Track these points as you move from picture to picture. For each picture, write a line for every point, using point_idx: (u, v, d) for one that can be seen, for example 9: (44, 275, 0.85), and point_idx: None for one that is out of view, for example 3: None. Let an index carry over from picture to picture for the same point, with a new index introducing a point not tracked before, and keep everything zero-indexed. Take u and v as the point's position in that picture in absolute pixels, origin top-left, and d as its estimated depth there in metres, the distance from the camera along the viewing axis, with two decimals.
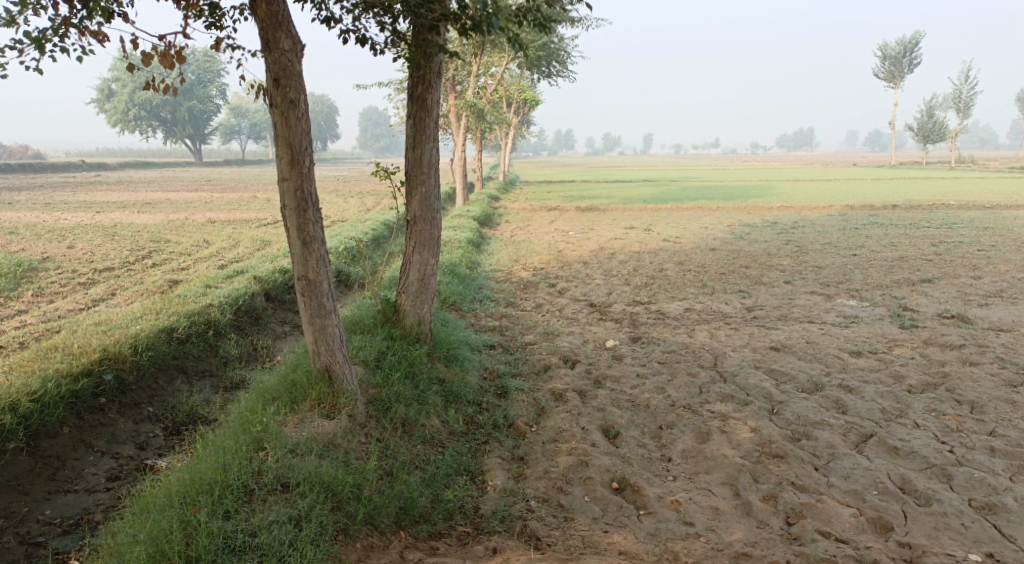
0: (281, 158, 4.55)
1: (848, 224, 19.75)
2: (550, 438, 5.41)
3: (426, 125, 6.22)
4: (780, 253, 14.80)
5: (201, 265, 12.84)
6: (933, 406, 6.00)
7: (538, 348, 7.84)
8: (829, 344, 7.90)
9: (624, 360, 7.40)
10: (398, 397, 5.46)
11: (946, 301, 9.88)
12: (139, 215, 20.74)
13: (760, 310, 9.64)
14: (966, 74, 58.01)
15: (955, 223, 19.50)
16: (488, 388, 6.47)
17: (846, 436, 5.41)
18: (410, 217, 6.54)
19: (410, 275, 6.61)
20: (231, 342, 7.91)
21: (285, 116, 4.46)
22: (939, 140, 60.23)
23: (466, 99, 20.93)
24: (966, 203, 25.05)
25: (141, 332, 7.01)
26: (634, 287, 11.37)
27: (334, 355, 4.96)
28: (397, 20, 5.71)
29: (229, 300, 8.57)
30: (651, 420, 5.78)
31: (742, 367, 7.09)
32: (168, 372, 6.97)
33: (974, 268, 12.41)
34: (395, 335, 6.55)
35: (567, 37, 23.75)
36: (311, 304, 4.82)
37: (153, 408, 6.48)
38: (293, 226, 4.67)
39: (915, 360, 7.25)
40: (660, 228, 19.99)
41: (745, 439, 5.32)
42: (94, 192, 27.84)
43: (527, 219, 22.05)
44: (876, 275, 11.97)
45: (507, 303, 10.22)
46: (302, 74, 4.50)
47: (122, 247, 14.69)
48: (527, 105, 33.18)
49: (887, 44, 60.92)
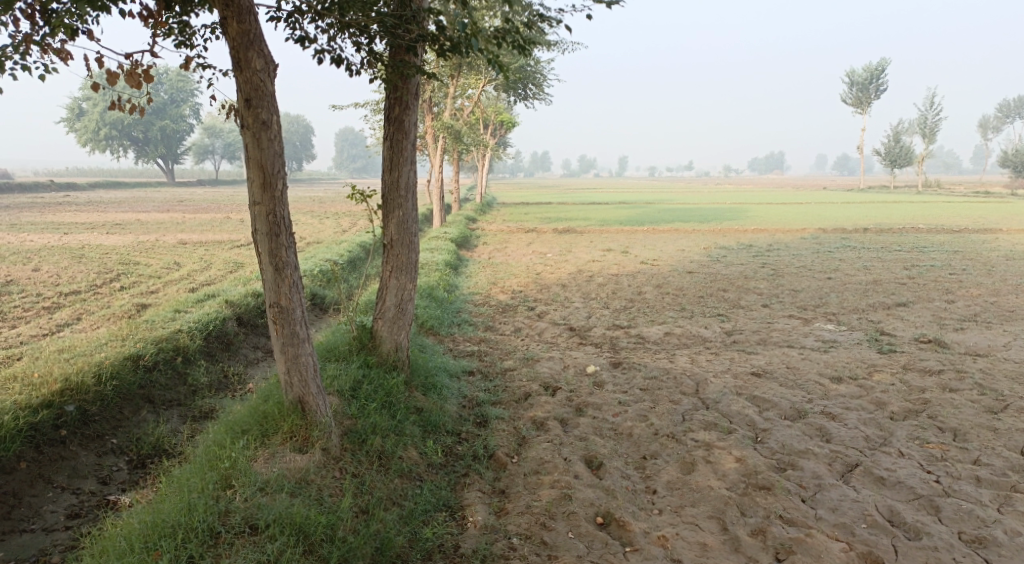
0: (253, 181, 4.39)
1: (822, 247, 20.02)
2: (531, 470, 5.25)
3: (403, 147, 6.11)
4: (757, 275, 14.89)
5: (170, 288, 12.50)
6: (915, 434, 5.99)
7: (518, 374, 7.69)
8: (810, 369, 7.88)
9: (605, 387, 7.29)
10: (375, 428, 5.27)
11: (922, 325, 9.97)
12: (108, 236, 20.26)
13: (740, 334, 9.63)
14: (931, 101, 59.83)
15: (925, 246, 19.88)
16: (467, 417, 6.30)
17: (832, 465, 5.35)
18: (387, 241, 6.39)
19: (387, 300, 6.44)
20: (200, 370, 7.63)
21: (257, 137, 4.31)
22: (906, 165, 61.82)
23: (444, 120, 20.95)
24: (935, 227, 25.63)
25: (106, 361, 6.73)
26: (613, 311, 11.31)
27: (307, 385, 4.76)
28: (373, 40, 5.61)
29: (199, 326, 8.30)
30: (635, 450, 5.66)
31: (724, 393, 7.01)
32: (134, 402, 6.67)
33: (947, 292, 12.60)
34: (371, 362, 6.35)
35: (543, 61, 23.95)
36: (284, 332, 4.63)
37: (117, 440, 6.17)
38: (265, 252, 4.50)
39: (895, 386, 7.26)
40: (637, 250, 20.07)
41: (730, 469, 5.22)
42: (61, 213, 27.21)
43: (504, 241, 21.99)
44: (852, 298, 12.08)
45: (485, 327, 10.07)
46: (274, 94, 4.37)
47: (89, 270, 14.28)
48: (504, 128, 33.35)
49: (855, 71, 62.65)
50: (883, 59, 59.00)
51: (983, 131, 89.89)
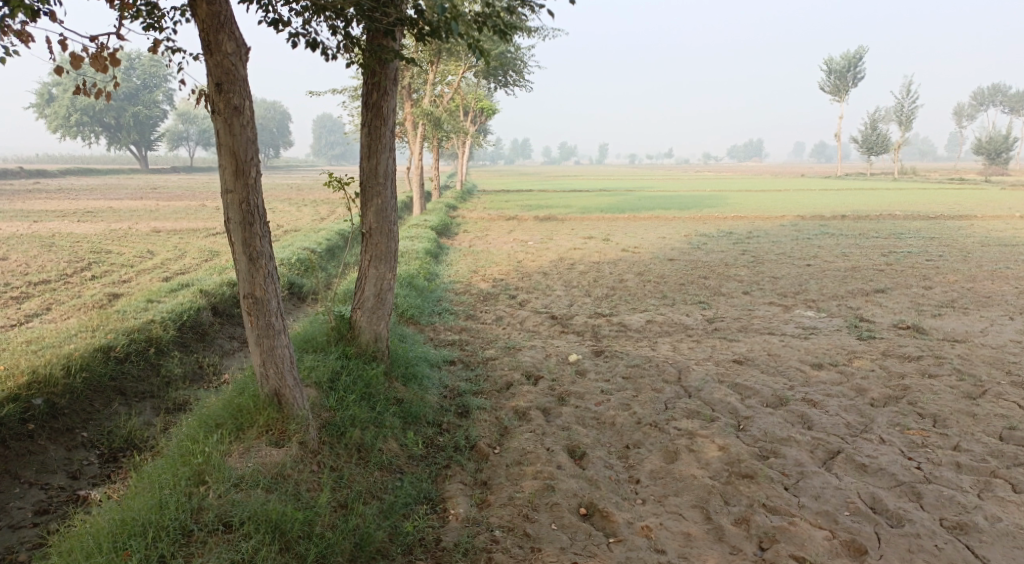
0: (225, 168, 4.24)
1: (801, 234, 20.17)
2: (514, 460, 5.18)
3: (382, 134, 5.96)
4: (737, 263, 14.95)
5: (144, 278, 12.24)
6: (896, 420, 6.02)
7: (499, 363, 7.61)
8: (791, 356, 7.90)
9: (587, 376, 7.24)
10: (354, 420, 5.16)
11: (900, 312, 10.06)
12: (80, 224, 19.80)
13: (721, 322, 9.63)
14: (908, 89, 60.48)
15: (902, 233, 20.10)
16: (448, 407, 6.21)
17: (814, 453, 5.36)
18: (366, 229, 6.25)
19: (366, 290, 6.30)
20: (174, 360, 7.46)
21: (228, 123, 4.15)
22: (882, 152, 62.55)
23: (422, 107, 20.71)
24: (911, 214, 25.97)
25: (75, 352, 6.53)
26: (595, 299, 11.27)
27: (284, 378, 4.63)
28: (350, 24, 5.44)
29: (173, 316, 8.11)
30: (618, 439, 5.62)
31: (706, 381, 7.00)
32: (104, 395, 6.49)
33: (924, 278, 12.73)
34: (350, 353, 6.23)
35: (523, 47, 23.75)
36: (259, 324, 4.49)
37: (87, 433, 6.00)
38: (238, 242, 4.35)
39: (876, 372, 7.30)
40: (618, 237, 20.07)
41: (713, 457, 5.20)
42: (31, 200, 26.57)
43: (485, 229, 21.87)
44: (832, 285, 12.16)
45: (466, 316, 9.98)
46: (247, 78, 4.21)
47: (60, 259, 13.94)
48: (484, 115, 33.13)
49: (832, 59, 63.16)
50: (860, 47, 59.50)
51: (957, 119, 91.10)
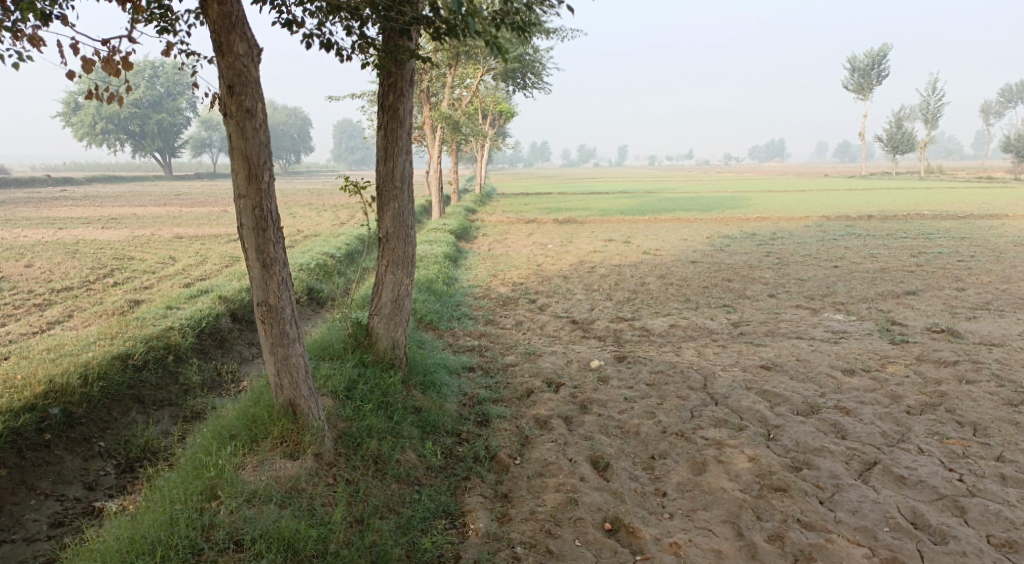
0: (238, 173, 4.14)
1: (826, 235, 19.76)
2: (535, 472, 5.02)
3: (398, 137, 5.85)
4: (762, 265, 14.65)
5: (165, 284, 12.28)
6: (935, 429, 5.76)
7: (520, 370, 7.45)
8: (821, 361, 7.63)
9: (610, 383, 7.04)
10: (371, 431, 5.03)
11: (933, 314, 9.72)
12: (104, 231, 20.02)
13: (746, 326, 9.38)
14: (934, 86, 59.33)
15: (931, 233, 19.60)
16: (467, 416, 6.07)
17: (849, 464, 5.12)
18: (382, 234, 6.13)
19: (383, 296, 6.18)
20: (193, 368, 7.41)
21: (240, 126, 4.05)
22: (908, 151, 61.41)
23: (441, 110, 20.63)
24: (940, 213, 25.38)
25: (93, 360, 6.50)
26: (616, 303, 11.06)
27: (298, 388, 4.51)
28: (365, 25, 5.33)
29: (192, 323, 8.06)
30: (643, 449, 5.43)
31: (733, 388, 6.77)
32: (123, 403, 6.45)
33: (957, 280, 12.34)
34: (367, 361, 6.11)
35: (541, 49, 23.61)
36: (273, 332, 4.38)
37: (104, 443, 5.95)
38: (252, 247, 4.25)
39: (910, 378, 7.02)
40: (639, 240, 19.83)
41: (743, 469, 4.99)
42: (58, 208, 27.00)
43: (504, 232, 21.75)
44: (860, 287, 11.82)
45: (486, 321, 9.83)
46: (259, 81, 4.11)
47: (83, 265, 14.06)
48: (503, 118, 33.07)
49: (855, 57, 62.19)
50: (885, 44, 58.56)
51: (985, 116, 89.21)
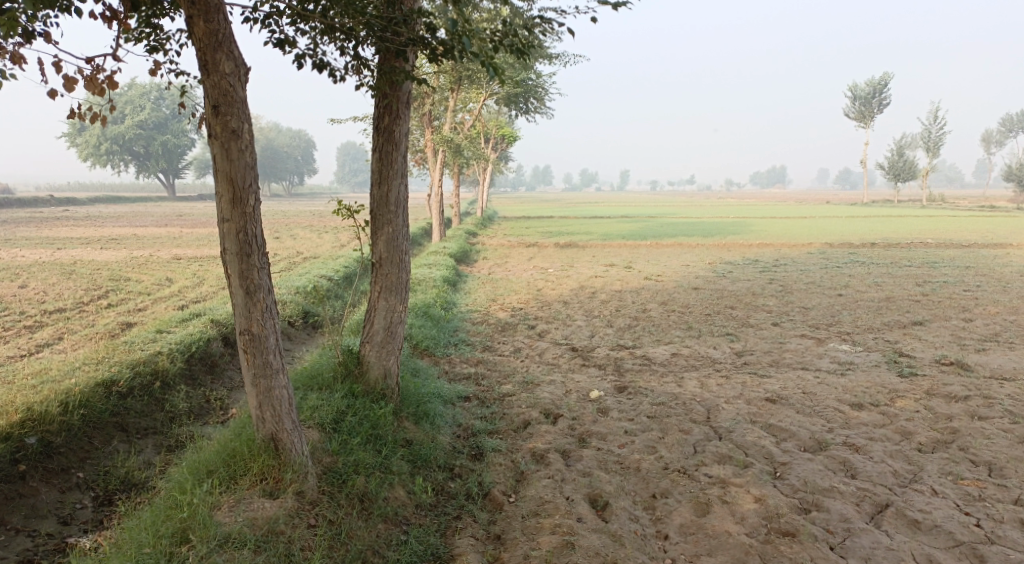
0: (222, 196, 3.97)
1: (830, 263, 19.59)
2: (530, 512, 4.78)
3: (393, 159, 5.70)
4: (765, 292, 14.44)
5: (159, 306, 12.09)
6: (948, 468, 5.51)
7: (517, 400, 7.21)
8: (827, 394, 7.39)
9: (610, 415, 6.80)
10: (357, 466, 4.80)
11: (941, 346, 9.48)
12: (103, 251, 19.87)
13: (750, 356, 9.14)
14: (935, 115, 59.54)
15: (935, 261, 19.42)
16: (461, 449, 5.83)
17: (860, 506, 4.88)
18: (375, 259, 5.95)
19: (376, 323, 5.99)
20: (180, 395, 7.19)
21: (225, 147, 3.90)
22: (909, 179, 61.50)
23: (443, 134, 20.60)
24: (943, 242, 25.19)
25: (75, 387, 6.29)
26: (617, 330, 10.85)
27: (281, 422, 4.30)
28: (360, 46, 5.22)
29: (181, 347, 7.86)
30: (643, 487, 5.19)
31: (738, 422, 6.53)
32: (105, 432, 6.24)
33: (964, 310, 12.12)
34: (357, 391, 5.89)
35: (544, 74, 23.68)
36: (255, 362, 4.19)
37: (83, 474, 5.72)
38: (235, 273, 4.07)
39: (921, 414, 6.77)
40: (641, 265, 19.66)
41: (749, 511, 4.75)
42: (59, 227, 26.90)
43: (505, 256, 21.58)
44: (866, 317, 11.60)
45: (483, 347, 9.61)
46: (246, 101, 3.97)
47: (78, 286, 13.88)
48: (505, 142, 33.16)
49: (856, 86, 62.55)
50: (886, 74, 59.00)
51: (986, 146, 89.57)
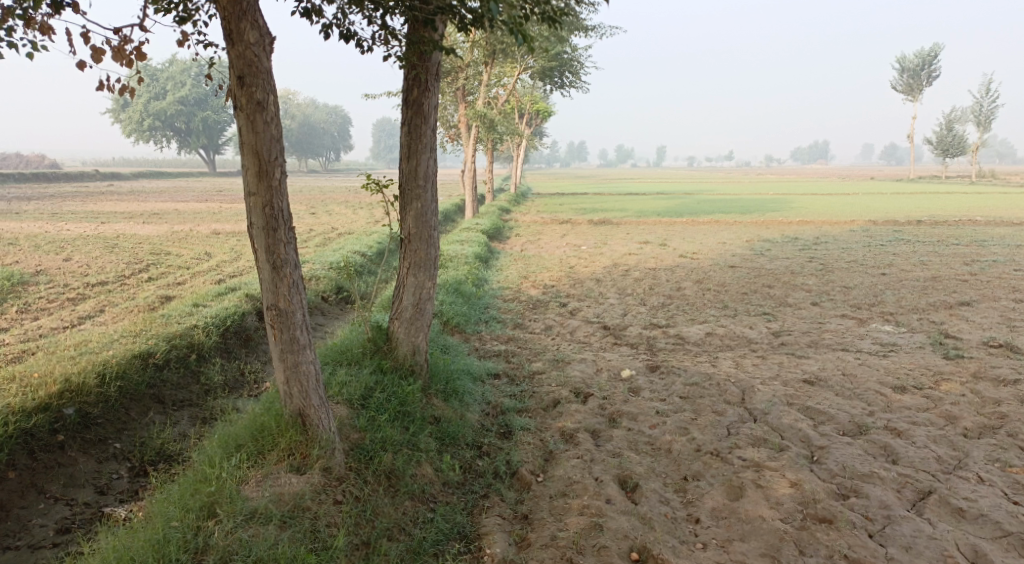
0: (248, 169, 3.93)
1: (873, 241, 18.97)
2: (558, 492, 4.72)
3: (422, 133, 5.60)
4: (804, 271, 14.07)
5: (197, 280, 12.29)
6: (996, 455, 5.27)
7: (547, 378, 7.14)
8: (868, 377, 7.15)
9: (642, 395, 6.68)
10: (385, 443, 4.80)
11: (991, 328, 9.09)
12: (144, 226, 20.28)
13: (788, 336, 8.90)
14: (988, 87, 56.91)
15: (985, 240, 18.65)
16: (490, 427, 5.79)
17: (901, 493, 4.69)
18: (404, 235, 5.90)
19: (405, 299, 5.95)
20: (215, 368, 7.30)
21: (251, 119, 3.84)
22: (959, 154, 59.13)
23: (476, 109, 20.38)
24: (994, 219, 24.21)
25: (112, 359, 6.44)
26: (650, 308, 10.67)
27: (309, 397, 4.30)
28: (388, 16, 5.10)
29: (216, 321, 7.96)
30: (674, 469, 5.08)
31: (773, 404, 6.35)
32: (141, 403, 6.39)
33: (1015, 290, 11.61)
34: (386, 367, 5.88)
35: (580, 47, 23.20)
36: (282, 338, 4.17)
37: (120, 445, 5.88)
38: (262, 248, 4.04)
39: (967, 398, 6.50)
40: (676, 242, 19.32)
41: (784, 495, 4.61)
42: (103, 202, 27.51)
43: (538, 233, 21.42)
44: (910, 297, 11.20)
45: (514, 324, 9.55)
46: (271, 72, 3.90)
47: (120, 260, 14.19)
48: (540, 117, 32.82)
49: (905, 56, 60.12)
50: (937, 44, 56.52)
51: None
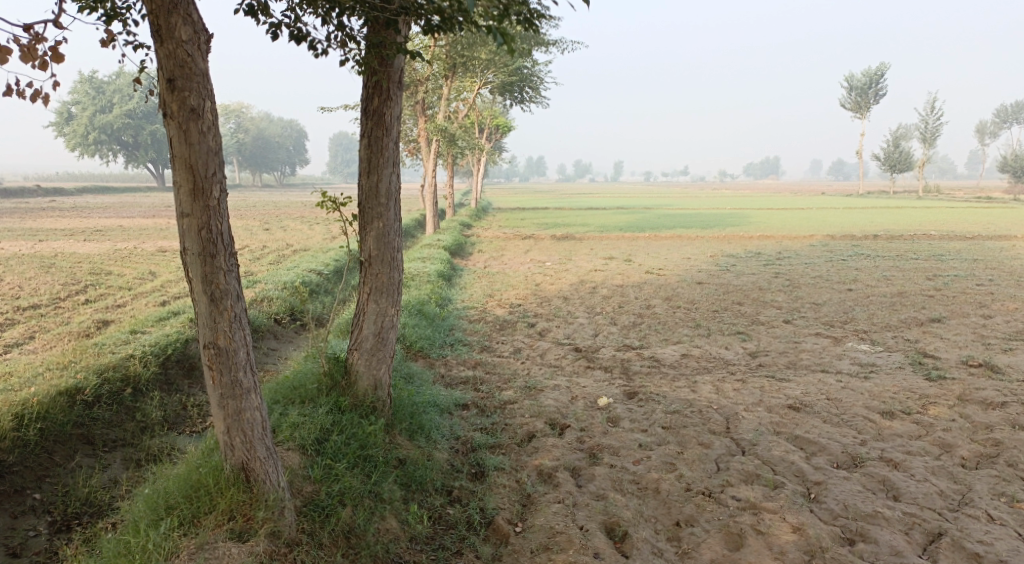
0: (180, 187, 3.37)
1: (834, 256, 19.08)
2: (540, 545, 4.23)
3: (384, 146, 5.09)
4: (771, 286, 13.94)
5: (140, 302, 11.45)
6: (1000, 489, 4.98)
7: (519, 408, 6.62)
8: (854, 401, 6.85)
9: (621, 425, 6.23)
10: (343, 496, 4.25)
11: (966, 346, 8.95)
12: (86, 244, 19.11)
13: (765, 357, 8.60)
14: (932, 105, 59.01)
15: (941, 254, 18.89)
16: (460, 467, 5.26)
17: (910, 536, 4.35)
18: (364, 257, 5.35)
19: (365, 328, 5.39)
20: (153, 403, 6.59)
21: (183, 129, 3.28)
22: (906, 169, 61.05)
23: (437, 122, 19.88)
24: (946, 233, 24.79)
25: (34, 397, 5.72)
26: (621, 328, 10.28)
27: (253, 449, 3.73)
28: (345, 16, 4.58)
29: (156, 349, 7.24)
30: (664, 513, 4.65)
31: (761, 434, 5.97)
32: (67, 445, 5.69)
33: (981, 306, 11.62)
34: (344, 406, 5.28)
35: (540, 61, 22.96)
36: (222, 382, 3.59)
37: (39, 496, 5.18)
38: (197, 277, 3.46)
39: (958, 423, 6.24)
40: (640, 258, 19.13)
41: (788, 544, 4.24)
42: (43, 219, 26.07)
43: (501, 248, 21.00)
44: (881, 314, 11.07)
45: (481, 347, 9.04)
46: (207, 73, 3.35)
47: (56, 281, 13.20)
48: (500, 132, 32.55)
49: (853, 76, 62.00)
50: (884, 63, 58.27)
51: (980, 136, 88.63)
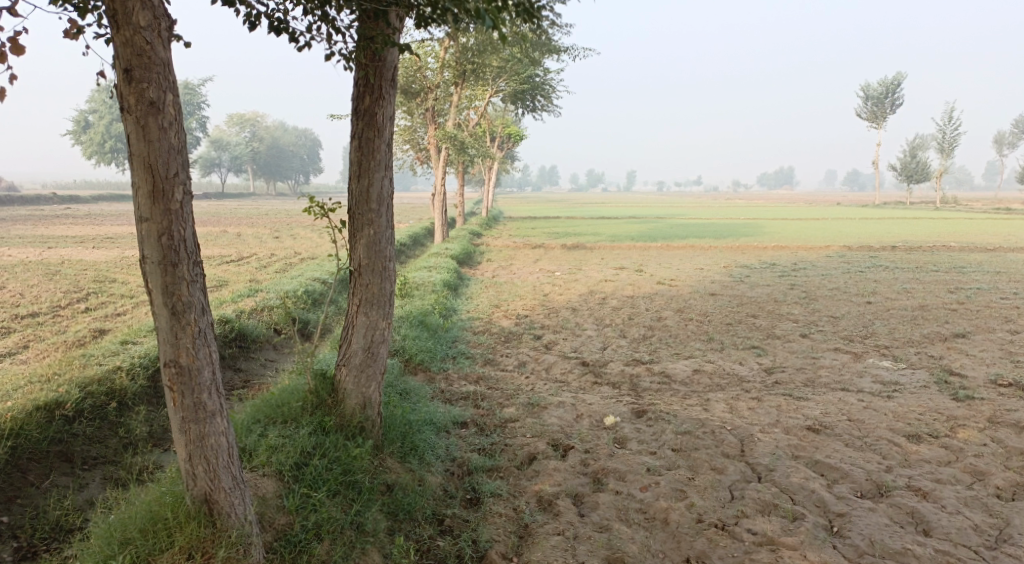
0: (138, 189, 3.05)
1: (852, 267, 18.57)
2: None
3: (375, 149, 4.78)
4: (787, 299, 13.50)
5: (140, 311, 11.22)
6: None
7: (521, 427, 6.26)
8: (877, 422, 6.43)
9: (629, 447, 5.85)
10: (320, 529, 3.96)
11: (994, 363, 8.49)
12: (94, 251, 18.99)
13: (781, 374, 8.18)
14: (949, 114, 58.08)
15: (962, 266, 18.36)
16: (454, 493, 4.91)
17: None
18: (354, 266, 5.04)
19: (354, 342, 5.06)
20: (139, 418, 6.29)
21: (141, 125, 2.98)
22: (924, 180, 60.09)
23: (445, 130, 19.64)
24: (966, 245, 24.20)
25: (9, 412, 5.44)
26: (630, 341, 9.91)
27: (218, 478, 3.43)
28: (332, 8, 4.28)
29: (145, 362, 6.96)
30: (673, 547, 4.28)
31: (778, 458, 5.57)
32: (42, 463, 5.39)
33: (1007, 321, 11.13)
34: (329, 426, 4.96)
35: (551, 69, 22.66)
36: (184, 404, 3.28)
37: (8, 518, 4.87)
38: (156, 288, 3.15)
39: (990, 448, 5.80)
40: (652, 268, 18.74)
41: None
42: (55, 226, 26.11)
43: (510, 258, 20.69)
44: (902, 328, 10.60)
45: (485, 360, 8.69)
46: (168, 63, 3.05)
47: (59, 289, 12.99)
48: (512, 142, 32.37)
49: (869, 85, 61.31)
50: (901, 72, 57.56)
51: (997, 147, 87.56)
